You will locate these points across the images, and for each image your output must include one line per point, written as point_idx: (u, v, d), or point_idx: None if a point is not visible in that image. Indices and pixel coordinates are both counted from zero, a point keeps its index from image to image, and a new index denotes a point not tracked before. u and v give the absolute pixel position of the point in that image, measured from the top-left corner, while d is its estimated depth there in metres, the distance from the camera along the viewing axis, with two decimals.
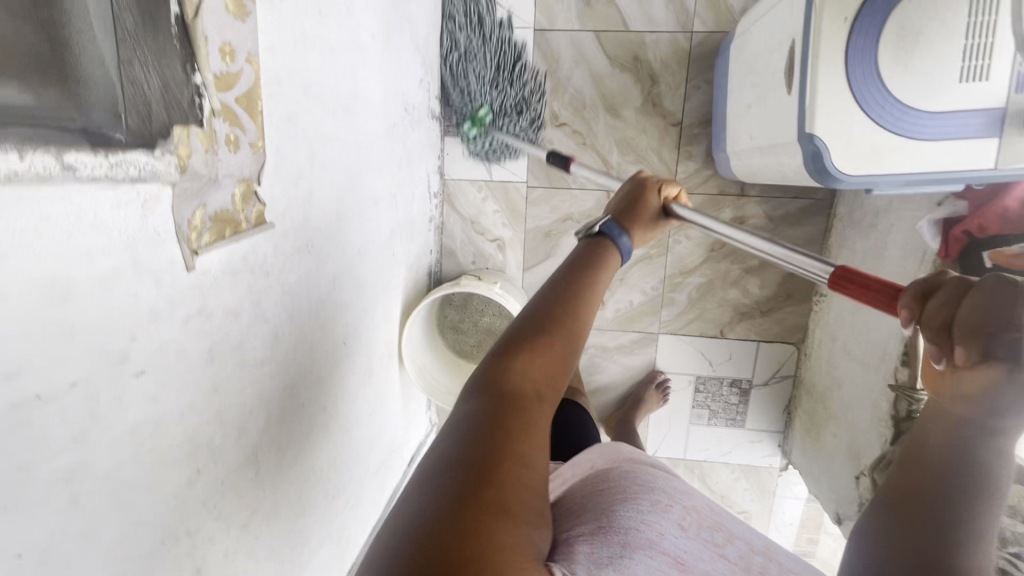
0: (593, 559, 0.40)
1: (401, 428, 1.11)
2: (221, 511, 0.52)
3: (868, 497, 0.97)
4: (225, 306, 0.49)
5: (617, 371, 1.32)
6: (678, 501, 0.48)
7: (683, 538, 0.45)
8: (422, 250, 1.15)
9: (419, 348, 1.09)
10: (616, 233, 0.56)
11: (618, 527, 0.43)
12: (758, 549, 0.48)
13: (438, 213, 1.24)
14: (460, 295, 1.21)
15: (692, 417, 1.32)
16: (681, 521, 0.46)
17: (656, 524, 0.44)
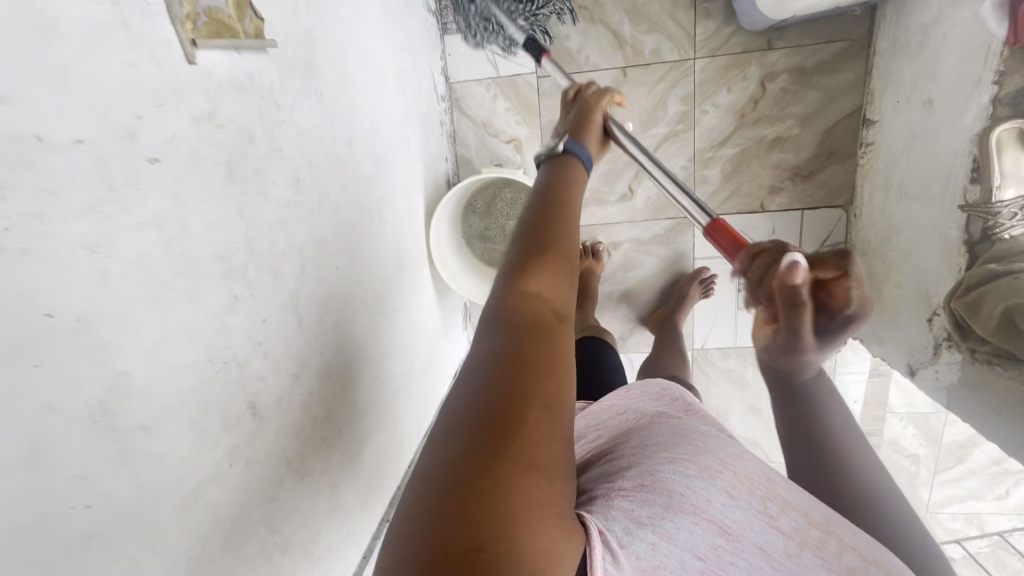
0: (630, 519, 0.33)
1: (441, 337, 1.08)
2: (267, 351, 0.49)
3: (944, 336, 0.90)
4: (236, 122, 0.45)
5: (654, 264, 1.26)
6: (731, 468, 0.39)
7: (733, 508, 0.36)
8: (436, 153, 1.10)
9: (449, 251, 1.06)
10: (576, 149, 0.55)
11: (659, 486, 0.35)
12: (820, 523, 0.39)
13: (448, 119, 1.19)
14: (483, 198, 1.17)
15: (740, 300, 1.27)
16: (733, 486, 0.37)
17: (702, 487, 0.36)
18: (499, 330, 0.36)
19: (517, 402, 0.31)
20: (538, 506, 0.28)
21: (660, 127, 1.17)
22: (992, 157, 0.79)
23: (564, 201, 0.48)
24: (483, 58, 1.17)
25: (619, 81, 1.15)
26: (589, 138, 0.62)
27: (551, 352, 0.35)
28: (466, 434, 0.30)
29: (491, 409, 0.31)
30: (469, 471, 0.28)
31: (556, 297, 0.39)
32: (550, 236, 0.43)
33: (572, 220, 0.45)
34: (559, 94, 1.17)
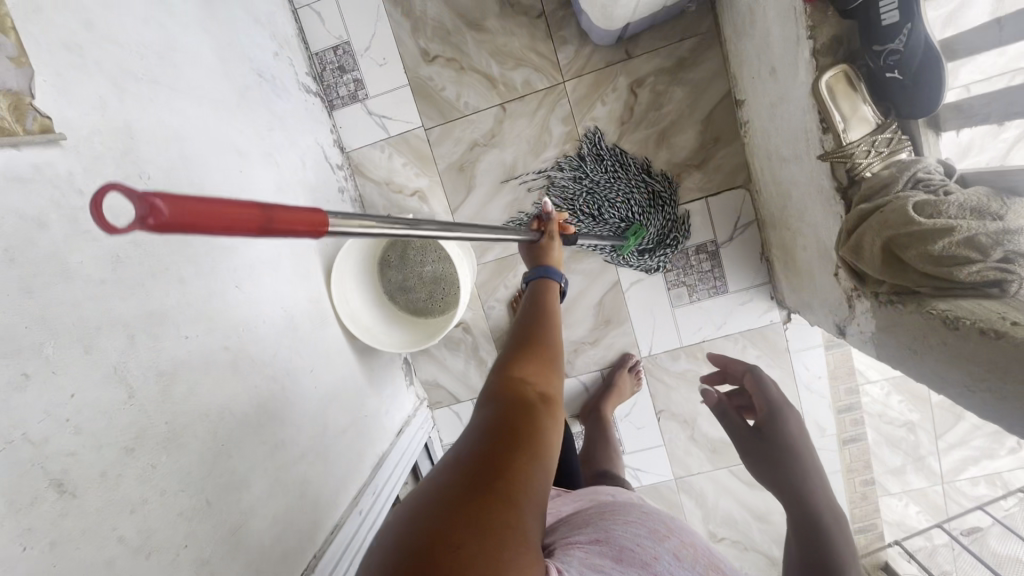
0: (586, 563, 0.40)
1: (368, 393, 1.07)
2: (82, 425, 0.49)
3: (852, 288, 0.87)
4: (17, 209, 0.48)
5: (580, 281, 1.26)
6: (676, 535, 0.48)
7: (678, 567, 0.45)
8: (338, 218, 1.14)
9: (358, 306, 1.08)
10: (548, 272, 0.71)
11: (615, 546, 0.43)
12: None
13: (350, 185, 1.24)
14: (394, 250, 1.18)
15: (673, 300, 1.25)
16: (679, 550, 0.46)
17: (651, 547, 0.44)
18: (491, 403, 0.46)
19: (508, 461, 0.39)
20: (516, 533, 0.34)
21: (550, 150, 1.21)
22: (829, 104, 0.80)
23: (544, 315, 0.62)
24: (372, 123, 1.24)
25: (501, 117, 1.21)
26: (548, 246, 0.76)
27: (542, 436, 0.43)
28: (465, 475, 0.37)
29: (486, 457, 0.39)
30: (459, 504, 0.35)
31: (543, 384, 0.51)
32: (539, 342, 0.56)
33: (554, 332, 0.59)
34: (448, 140, 1.23)
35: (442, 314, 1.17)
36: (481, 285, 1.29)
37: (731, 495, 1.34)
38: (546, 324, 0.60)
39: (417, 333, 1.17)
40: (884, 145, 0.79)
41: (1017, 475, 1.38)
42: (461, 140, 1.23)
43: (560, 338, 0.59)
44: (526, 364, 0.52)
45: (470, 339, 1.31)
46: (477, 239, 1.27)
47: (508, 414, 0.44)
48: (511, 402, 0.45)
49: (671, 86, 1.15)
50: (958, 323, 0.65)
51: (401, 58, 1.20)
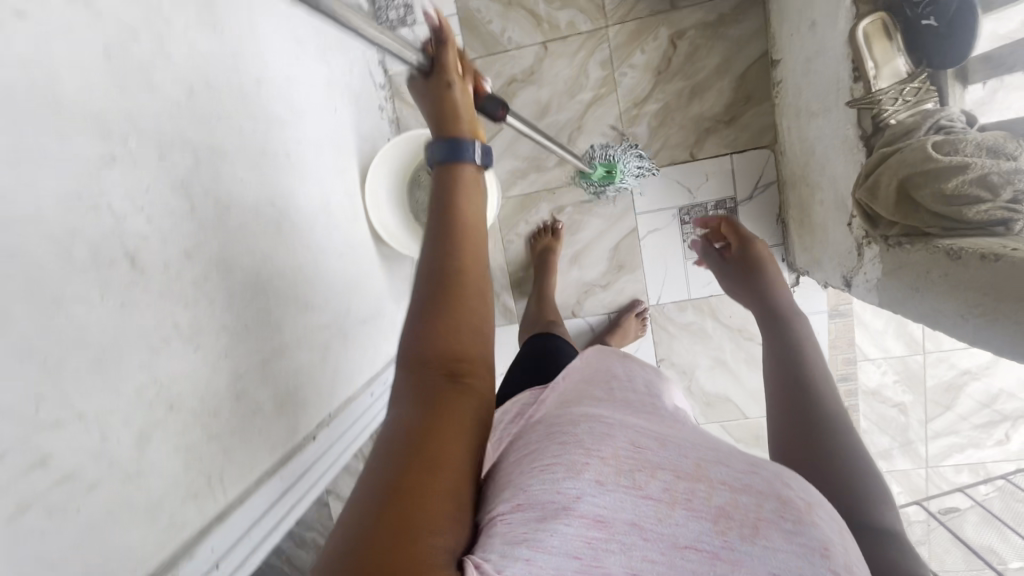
0: (503, 551, 0.34)
1: (387, 298, 1.12)
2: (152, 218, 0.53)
3: (864, 236, 0.91)
4: (116, 15, 0.53)
5: (599, 224, 1.31)
6: (596, 451, 0.39)
7: (604, 494, 0.37)
8: (375, 132, 1.18)
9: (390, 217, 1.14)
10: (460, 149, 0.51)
11: (521, 501, 0.36)
12: (694, 473, 0.40)
13: (389, 107, 1.29)
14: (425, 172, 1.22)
15: (687, 252, 1.29)
16: (601, 471, 0.38)
17: (565, 483, 0.37)
18: (391, 397, 0.40)
19: (390, 481, 0.33)
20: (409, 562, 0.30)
21: (586, 92, 1.25)
22: (864, 51, 0.84)
23: (450, 201, 0.48)
24: None
25: (542, 54, 1.24)
26: (454, 98, 0.54)
27: (438, 415, 0.37)
28: (352, 518, 0.32)
29: (375, 486, 0.33)
30: (354, 547, 0.31)
31: (468, 288, 0.44)
32: (443, 253, 0.45)
33: (464, 228, 0.46)
34: (488, 73, 1.27)
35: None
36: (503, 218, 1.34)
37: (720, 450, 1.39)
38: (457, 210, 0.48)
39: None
40: (910, 94, 0.82)
41: (1000, 465, 1.42)
42: (500, 75, 1.27)
43: (478, 236, 0.47)
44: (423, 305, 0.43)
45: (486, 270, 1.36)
46: (504, 173, 1.31)
47: (438, 367, 0.40)
48: (430, 347, 0.40)
49: (710, 41, 1.19)
50: (960, 253, 0.69)
51: None
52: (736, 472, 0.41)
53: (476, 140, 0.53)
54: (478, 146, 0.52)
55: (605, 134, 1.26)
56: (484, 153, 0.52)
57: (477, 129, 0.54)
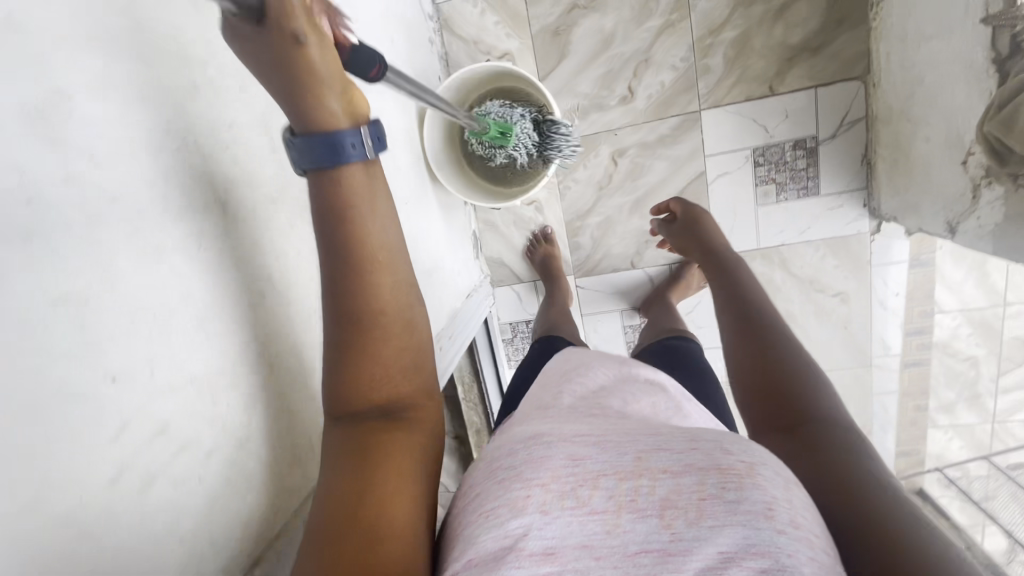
0: None
1: (444, 250, 1.07)
2: (247, 173, 0.56)
3: (982, 176, 0.82)
4: None
5: (663, 168, 1.22)
6: (530, 479, 0.41)
7: (551, 525, 0.38)
8: (427, 69, 1.09)
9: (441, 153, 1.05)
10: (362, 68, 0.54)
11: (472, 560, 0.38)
12: (629, 470, 0.40)
13: (438, 40, 1.18)
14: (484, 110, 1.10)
15: (758, 197, 1.20)
16: (544, 502, 0.39)
17: (511, 524, 0.38)
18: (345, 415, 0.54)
19: (353, 524, 0.45)
20: None
21: (656, 18, 1.12)
22: None
23: (345, 209, 0.52)
24: None
25: None
26: (313, 61, 0.46)
27: (393, 457, 0.51)
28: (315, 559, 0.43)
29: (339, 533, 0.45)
30: None
31: (400, 336, 0.56)
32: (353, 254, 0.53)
33: (358, 227, 0.53)
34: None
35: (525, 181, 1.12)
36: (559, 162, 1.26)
37: None
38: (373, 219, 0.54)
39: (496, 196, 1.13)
40: None
41: None
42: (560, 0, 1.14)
43: (383, 215, 0.55)
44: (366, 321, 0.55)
45: (541, 219, 1.29)
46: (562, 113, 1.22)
47: (365, 399, 0.54)
48: (364, 375, 0.54)
49: None
50: None
51: None
52: (671, 455, 0.41)
53: (358, 125, 0.51)
54: (366, 136, 0.52)
55: (674, 67, 1.14)
56: (371, 140, 0.52)
57: (355, 102, 0.51)
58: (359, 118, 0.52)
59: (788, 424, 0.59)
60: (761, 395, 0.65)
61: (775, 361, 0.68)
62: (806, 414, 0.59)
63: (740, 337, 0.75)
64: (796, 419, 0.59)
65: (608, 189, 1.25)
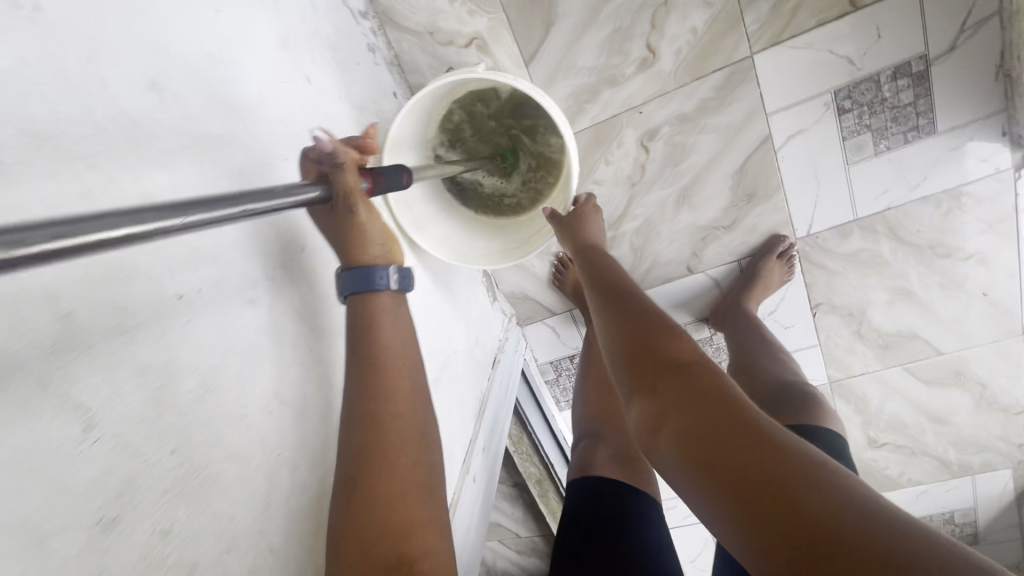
0: None
1: (461, 325, 0.85)
2: (36, 518, 0.31)
3: None
4: None
5: (712, 143, 0.91)
6: None
7: None
8: (377, 91, 0.81)
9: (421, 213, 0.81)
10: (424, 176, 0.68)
11: None
12: None
13: (382, 42, 0.89)
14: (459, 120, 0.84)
15: (850, 153, 0.89)
16: None
17: None
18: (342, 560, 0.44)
19: None
20: None
21: None
22: None
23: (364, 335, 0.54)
24: None
25: None
26: (363, 224, 0.55)
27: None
28: None
29: None
30: None
31: (411, 448, 0.51)
32: (374, 368, 0.53)
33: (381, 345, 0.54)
34: None
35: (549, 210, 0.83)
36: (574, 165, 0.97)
37: (902, 395, 1.09)
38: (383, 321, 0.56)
39: (514, 243, 0.85)
40: None
41: None
42: None
43: (397, 333, 0.56)
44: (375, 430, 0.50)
45: None
46: (566, 100, 0.92)
47: (377, 533, 0.45)
48: (371, 497, 0.46)
49: None
50: None
51: None
52: None
53: (390, 264, 0.58)
54: (393, 272, 0.57)
55: (709, 3, 0.81)
56: (399, 278, 0.57)
57: (391, 250, 0.59)
58: (393, 260, 0.59)
59: (680, 425, 0.44)
60: (645, 372, 0.51)
61: (667, 337, 0.53)
62: (694, 388, 0.46)
63: (618, 322, 0.59)
64: (734, 423, 0.42)
65: (644, 185, 0.97)
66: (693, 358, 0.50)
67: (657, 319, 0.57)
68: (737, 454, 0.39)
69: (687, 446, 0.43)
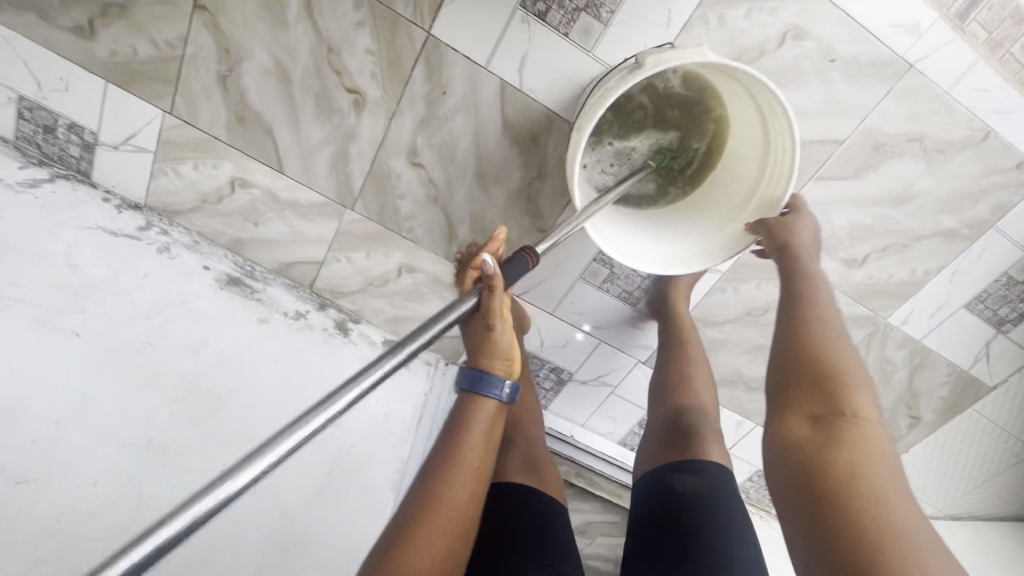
0: None
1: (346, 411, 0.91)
2: None
3: None
4: None
5: (465, 122, 0.89)
6: None
7: None
8: (177, 281, 0.92)
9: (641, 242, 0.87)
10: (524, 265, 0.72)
11: None
12: None
13: (177, 232, 1.00)
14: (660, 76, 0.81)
15: (583, 42, 0.82)
16: None
17: None
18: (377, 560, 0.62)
19: None
20: None
21: (293, 7, 0.82)
22: None
23: (456, 430, 0.70)
24: (128, 152, 0.95)
25: (212, 19, 0.83)
26: (497, 336, 0.73)
27: None
28: None
29: None
30: None
31: (459, 520, 0.65)
32: (456, 445, 0.69)
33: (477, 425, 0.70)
34: (199, 101, 0.89)
35: (761, 124, 0.80)
36: (378, 219, 0.99)
37: (841, 204, 0.94)
38: (477, 415, 0.71)
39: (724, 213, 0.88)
40: None
41: None
42: (209, 90, 0.88)
43: (491, 430, 0.72)
44: (450, 479, 0.66)
45: (424, 276, 1.05)
46: (330, 174, 0.95)
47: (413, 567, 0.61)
48: (416, 535, 0.63)
49: None
50: None
51: (73, 59, 0.87)
52: None
53: (507, 375, 0.74)
54: (506, 382, 0.73)
55: (361, 24, 0.82)
56: (509, 391, 0.73)
57: (511, 364, 0.75)
58: (509, 371, 0.75)
59: (814, 439, 0.60)
60: (804, 391, 0.65)
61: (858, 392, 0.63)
62: (840, 416, 0.61)
63: (798, 347, 0.69)
64: (826, 458, 0.58)
65: (444, 193, 0.96)
66: (839, 407, 0.61)
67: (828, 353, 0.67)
68: (869, 491, 0.54)
69: (805, 444, 0.60)
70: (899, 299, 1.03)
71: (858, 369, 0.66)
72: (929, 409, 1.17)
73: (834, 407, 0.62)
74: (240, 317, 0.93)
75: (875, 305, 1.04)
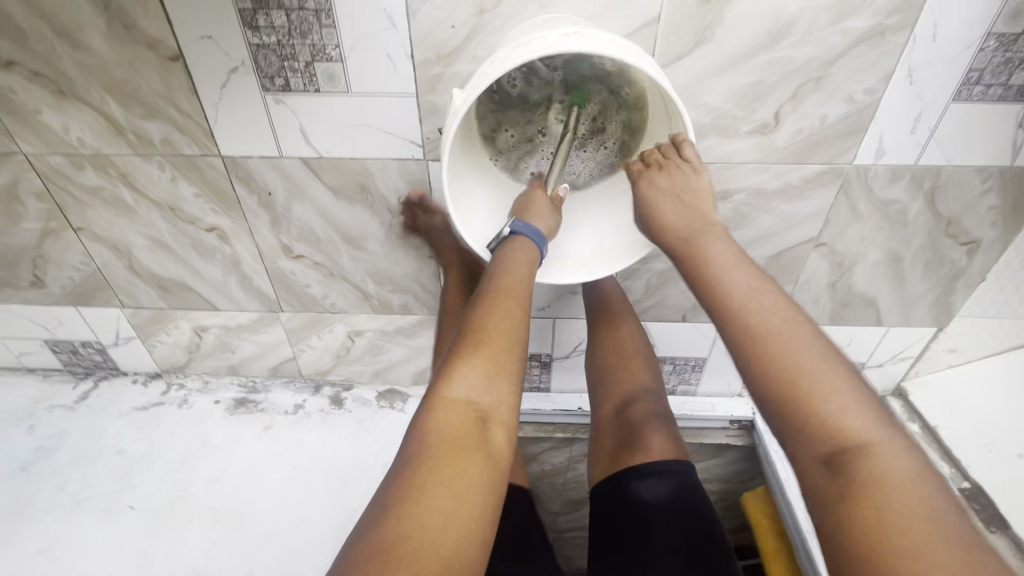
0: None
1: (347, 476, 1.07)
2: None
3: None
4: None
5: (303, 205, 0.92)
6: None
7: None
8: (198, 424, 1.14)
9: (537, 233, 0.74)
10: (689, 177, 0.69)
11: None
12: None
13: (190, 381, 1.22)
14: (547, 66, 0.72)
15: (336, 87, 0.78)
16: None
17: None
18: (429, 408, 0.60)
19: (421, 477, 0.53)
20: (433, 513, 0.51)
21: (126, 194, 0.92)
22: None
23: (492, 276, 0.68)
24: (125, 343, 1.18)
25: (94, 233, 0.98)
26: None
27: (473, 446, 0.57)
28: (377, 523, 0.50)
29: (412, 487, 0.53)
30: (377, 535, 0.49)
31: (507, 343, 0.63)
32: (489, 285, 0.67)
33: (508, 266, 0.68)
34: (132, 289, 1.07)
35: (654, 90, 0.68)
36: (304, 308, 1.08)
37: (707, 77, 0.75)
38: (509, 263, 0.69)
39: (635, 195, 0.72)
40: None
41: None
42: (132, 279, 1.05)
43: (523, 271, 0.68)
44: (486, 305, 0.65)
45: (371, 333, 1.12)
46: (249, 294, 1.07)
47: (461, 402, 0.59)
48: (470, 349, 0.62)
49: None
50: None
51: (47, 302, 1.10)
52: None
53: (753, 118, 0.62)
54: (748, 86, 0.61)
55: (176, 178, 0.90)
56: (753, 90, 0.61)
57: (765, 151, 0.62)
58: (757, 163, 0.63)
59: (838, 483, 0.51)
60: (783, 398, 0.54)
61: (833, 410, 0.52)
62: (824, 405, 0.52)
63: (771, 364, 0.54)
64: (849, 466, 0.50)
65: (334, 266, 1.01)
66: (846, 436, 0.51)
67: (771, 313, 0.57)
68: (878, 495, 0.48)
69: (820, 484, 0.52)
70: (857, 133, 0.80)
71: (834, 362, 0.54)
72: (985, 226, 0.89)
73: (837, 437, 0.51)
74: (249, 434, 1.12)
75: (828, 156, 0.82)
